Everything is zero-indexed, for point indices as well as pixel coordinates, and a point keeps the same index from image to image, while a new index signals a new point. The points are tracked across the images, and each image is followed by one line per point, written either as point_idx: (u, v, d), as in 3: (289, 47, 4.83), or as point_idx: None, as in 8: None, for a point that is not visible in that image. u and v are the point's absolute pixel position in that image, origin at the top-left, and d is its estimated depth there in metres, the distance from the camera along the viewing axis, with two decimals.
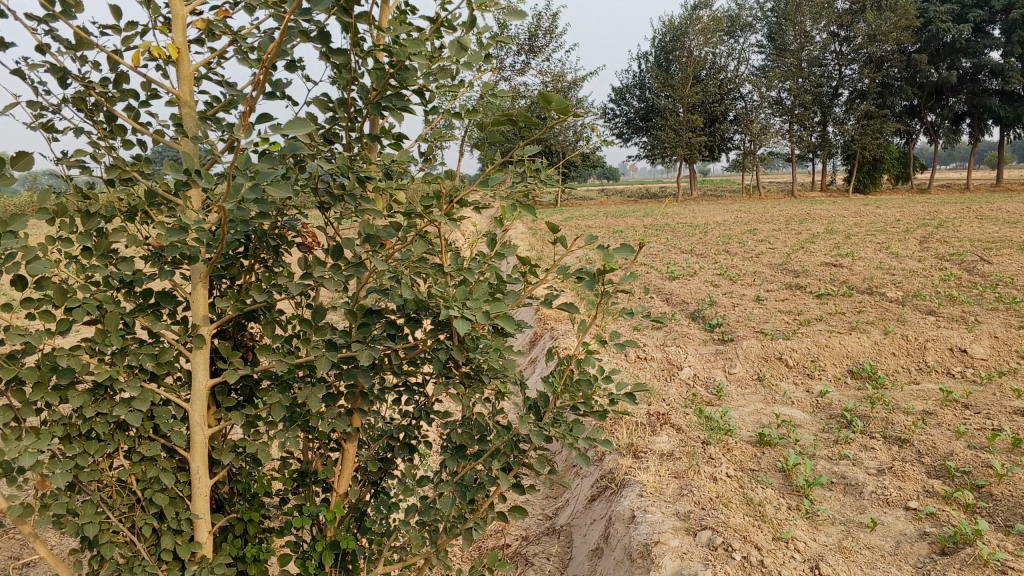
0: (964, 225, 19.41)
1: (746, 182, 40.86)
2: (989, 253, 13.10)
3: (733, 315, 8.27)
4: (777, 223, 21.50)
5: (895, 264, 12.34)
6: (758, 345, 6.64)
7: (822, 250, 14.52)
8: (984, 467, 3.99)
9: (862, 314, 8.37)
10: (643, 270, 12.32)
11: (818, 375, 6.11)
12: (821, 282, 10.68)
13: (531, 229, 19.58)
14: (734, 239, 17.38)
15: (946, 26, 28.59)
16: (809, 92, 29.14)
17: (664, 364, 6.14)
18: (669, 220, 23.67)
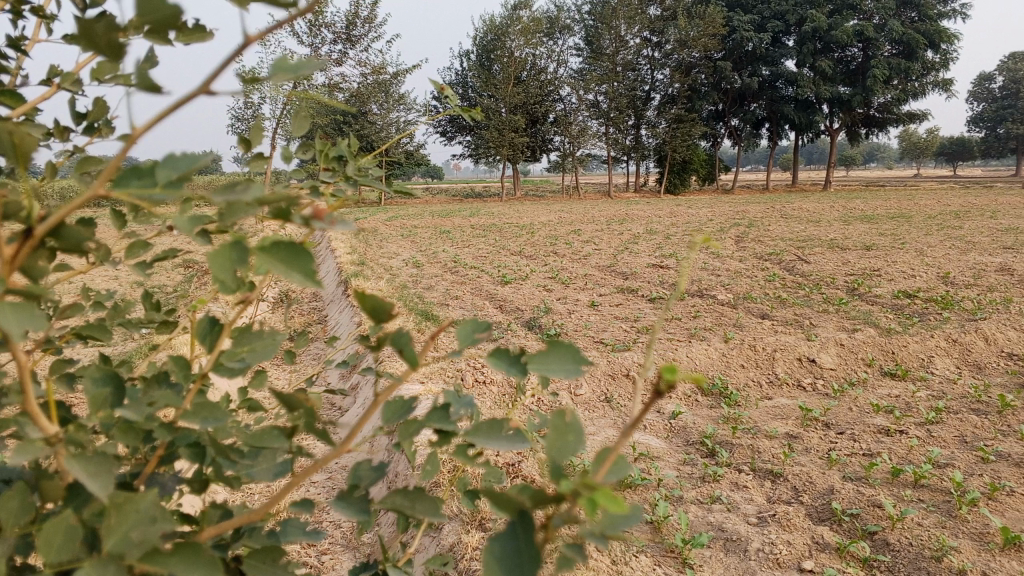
0: (772, 224, 20.14)
1: (566, 182, 41.48)
2: (803, 252, 13.40)
3: (571, 324, 7.72)
4: (600, 224, 21.50)
5: (720, 264, 12.32)
6: (604, 361, 5.79)
7: (648, 251, 14.42)
8: (873, 508, 3.42)
9: (700, 319, 7.92)
10: (472, 274, 11.58)
11: (668, 394, 5.39)
12: (653, 285, 10.32)
13: (350, 230, 18.49)
14: (561, 240, 17.05)
15: (747, 35, 29.91)
16: (624, 95, 29.59)
17: (503, 388, 5.19)
18: (494, 220, 23.34)
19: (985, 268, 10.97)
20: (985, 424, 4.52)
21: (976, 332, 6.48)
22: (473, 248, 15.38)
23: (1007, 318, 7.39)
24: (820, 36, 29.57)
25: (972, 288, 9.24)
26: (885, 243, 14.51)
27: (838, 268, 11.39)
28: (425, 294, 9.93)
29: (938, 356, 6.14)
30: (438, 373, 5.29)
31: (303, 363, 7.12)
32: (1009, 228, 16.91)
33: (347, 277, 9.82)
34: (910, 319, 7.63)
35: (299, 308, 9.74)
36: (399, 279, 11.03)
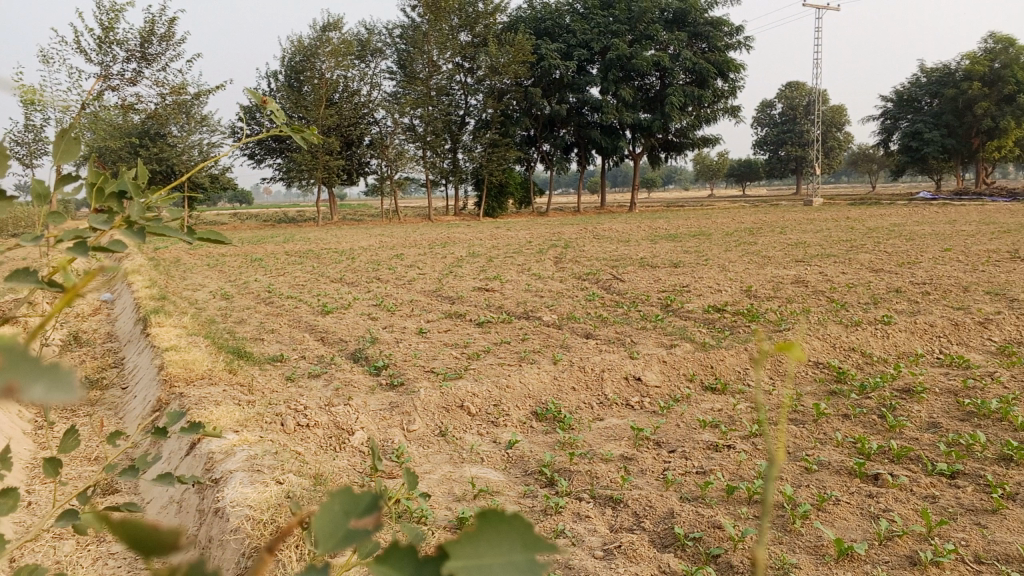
0: (587, 244, 20.80)
1: (384, 206, 41.07)
2: (618, 271, 13.84)
3: (398, 354, 7.43)
4: (421, 248, 21.33)
5: (541, 285, 12.45)
6: (435, 393, 5.45)
7: (471, 274, 14.38)
8: (714, 529, 3.38)
9: (527, 342, 7.85)
10: (289, 305, 11.00)
11: (503, 422, 5.14)
12: (479, 309, 10.22)
13: (153, 261, 17.19)
14: (383, 265, 16.70)
15: (556, 62, 30.88)
16: (440, 119, 29.69)
17: (328, 431, 4.82)
18: (311, 246, 22.57)
19: (782, 281, 11.76)
20: (804, 433, 4.65)
21: (785, 342, 6.78)
22: (289, 276, 14.69)
23: (808, 327, 7.86)
24: (623, 64, 31.08)
25: (774, 300, 9.84)
26: (691, 260, 15.30)
27: (652, 285, 11.83)
28: (238, 329, 9.28)
29: (753, 368, 6.32)
30: (254, 420, 4.84)
31: (100, 415, 6.37)
32: (797, 242, 18.39)
33: (148, 314, 8.99)
34: (724, 332, 7.95)
35: (93, 351, 8.80)
36: (209, 314, 10.27)
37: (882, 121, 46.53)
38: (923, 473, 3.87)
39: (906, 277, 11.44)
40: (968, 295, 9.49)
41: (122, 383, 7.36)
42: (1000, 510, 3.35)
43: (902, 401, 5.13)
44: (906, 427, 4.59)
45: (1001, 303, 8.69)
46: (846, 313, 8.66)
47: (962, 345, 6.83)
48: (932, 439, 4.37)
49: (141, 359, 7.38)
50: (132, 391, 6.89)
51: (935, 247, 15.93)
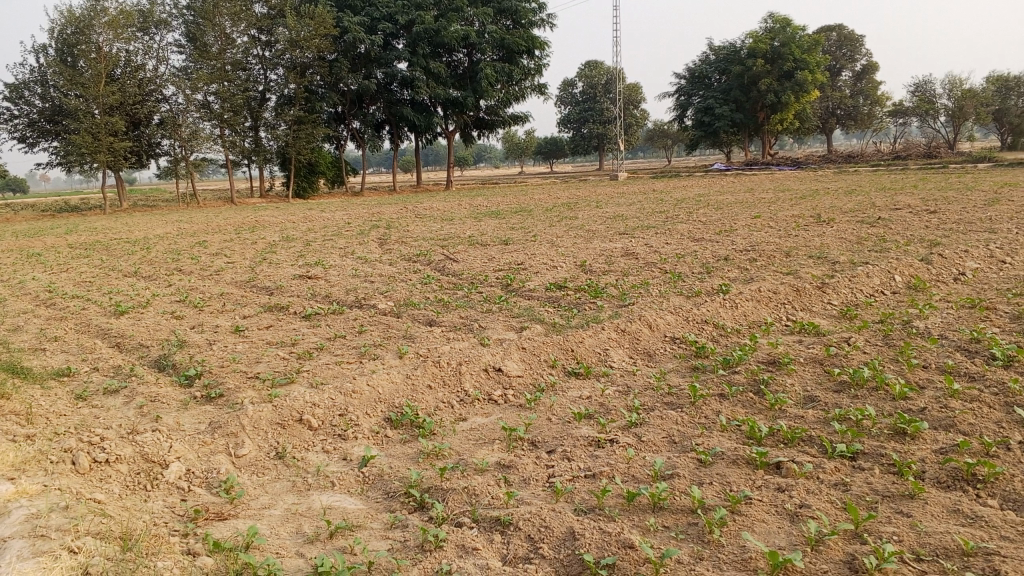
0: (408, 223, 20.06)
1: (181, 190, 38.09)
2: (448, 251, 13.25)
3: (216, 358, 6.47)
4: (227, 233, 19.70)
5: (367, 270, 11.61)
6: (268, 407, 4.63)
7: (287, 261, 13.27)
8: (628, 550, 2.87)
9: (364, 335, 7.08)
10: (76, 306, 9.54)
11: (352, 435, 4.43)
12: (302, 299, 9.29)
13: None
14: (185, 254, 15.14)
15: (360, 35, 29.42)
16: (238, 96, 27.58)
17: (136, 467, 3.92)
18: (100, 236, 20.30)
19: (612, 254, 11.64)
20: (686, 419, 4.29)
21: (640, 319, 6.46)
22: (74, 273, 12.92)
23: (654, 301, 7.63)
24: (430, 38, 30.12)
25: (611, 274, 9.64)
26: (519, 236, 14.95)
27: (485, 264, 11.33)
28: (12, 338, 7.88)
29: (613, 348, 5.90)
30: (35, 462, 3.83)
31: None
32: (615, 215, 18.57)
33: None
34: (571, 310, 7.56)
35: None
36: None
37: (679, 96, 48.73)
38: (823, 457, 3.60)
39: (730, 245, 11.67)
40: (792, 260, 9.71)
41: None
42: (919, 495, 3.10)
43: (772, 374, 4.93)
44: (787, 404, 4.36)
45: (826, 267, 8.91)
46: (685, 284, 8.56)
47: (806, 312, 6.86)
48: (818, 416, 4.14)
49: None
50: None
51: (746, 215, 16.55)
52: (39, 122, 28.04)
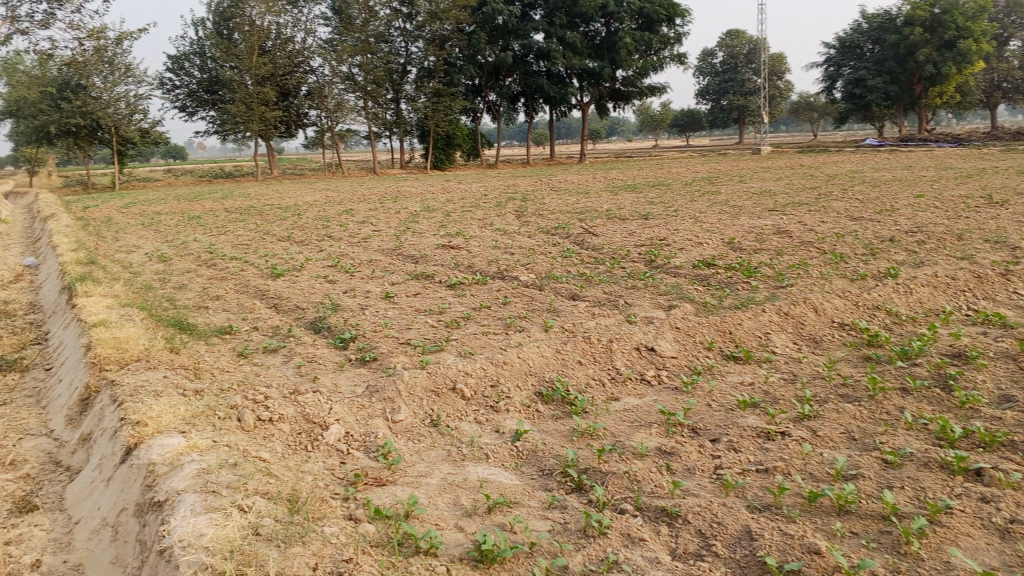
0: (545, 196, 19.95)
1: (326, 160, 39.55)
2: (587, 224, 13.04)
3: (367, 323, 6.58)
4: (370, 202, 20.23)
5: (508, 241, 11.57)
6: (421, 373, 4.61)
7: (428, 230, 13.45)
8: (814, 556, 2.63)
9: (509, 306, 7.02)
10: (235, 268, 10.01)
11: (504, 407, 4.35)
12: (446, 268, 9.37)
13: (81, 222, 15.87)
14: (332, 221, 15.64)
15: (499, 6, 29.29)
16: (380, 68, 28.17)
17: (297, 426, 3.98)
18: (252, 203, 21.32)
19: (761, 232, 11.08)
20: (864, 414, 3.94)
21: (803, 303, 6.06)
22: (232, 236, 13.59)
23: (813, 283, 7.17)
24: (568, 8, 29.59)
25: (762, 253, 9.17)
26: (660, 211, 14.53)
27: (627, 239, 11.06)
28: (180, 296, 8.37)
29: (774, 333, 5.56)
30: (204, 416, 3.95)
31: (17, 404, 5.39)
32: (760, 191, 17.77)
33: (74, 281, 7.87)
34: (724, 289, 7.22)
35: (10, 325, 7.68)
36: (145, 280, 9.25)
37: (827, 67, 45.99)
38: None
39: (891, 225, 10.88)
40: (965, 244, 8.92)
41: (45, 362, 6.36)
42: None
43: (960, 369, 4.48)
44: (980, 403, 3.94)
45: (1006, 252, 8.12)
46: (846, 266, 8.01)
47: (989, 301, 6.24)
48: (1020, 419, 3.71)
49: (66, 334, 6.47)
50: (56, 374, 5.88)
51: (905, 194, 15.43)
52: (198, 93, 29.66)
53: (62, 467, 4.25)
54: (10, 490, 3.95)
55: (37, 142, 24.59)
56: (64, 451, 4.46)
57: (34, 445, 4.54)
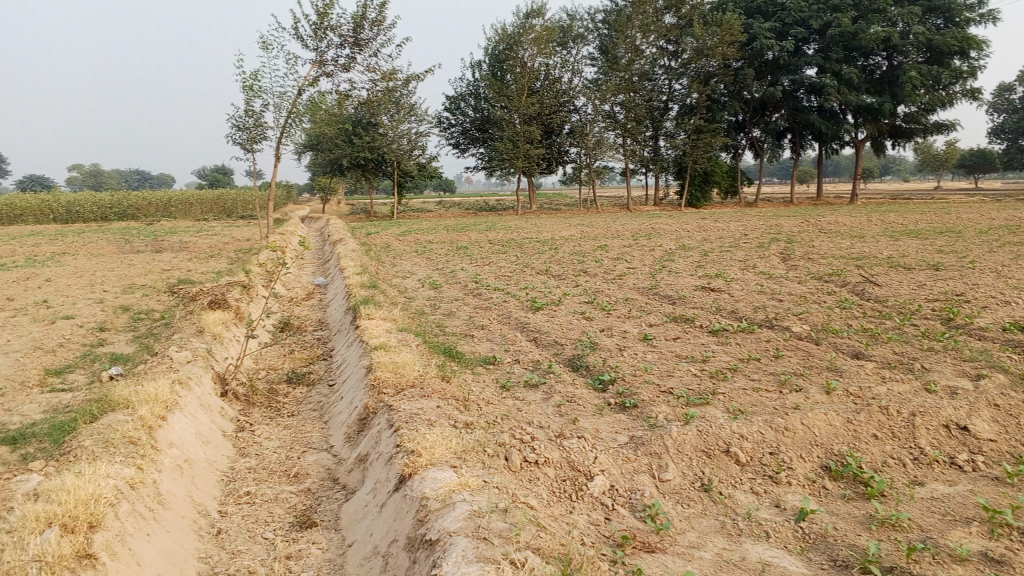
0: (812, 238, 18.75)
1: (582, 195, 40.41)
2: (865, 273, 12.00)
3: (629, 368, 6.44)
4: (626, 238, 20.23)
5: (774, 287, 10.94)
6: (692, 432, 4.37)
7: (688, 270, 13.11)
8: None
9: (781, 361, 6.54)
10: (498, 299, 10.35)
11: (785, 479, 4.03)
12: (708, 313, 9.00)
13: (363, 246, 17.39)
14: (589, 257, 15.79)
15: (769, 42, 28.17)
16: (642, 105, 28.21)
17: (562, 473, 3.87)
18: (512, 234, 22.17)
19: None
20: None
21: None
22: (494, 266, 14.16)
23: None
24: (846, 42, 27.75)
25: None
26: (951, 262, 13.03)
27: (914, 292, 9.98)
28: (447, 323, 8.79)
29: None
30: (475, 452, 3.94)
31: (304, 416, 5.90)
32: None
33: (358, 303, 8.49)
34: None
35: (301, 340, 8.43)
36: (417, 305, 9.84)
37: None
38: None
39: None
40: None
41: (329, 378, 6.84)
42: None
43: None
44: None
45: None
46: None
47: None
48: None
49: (349, 352, 7.02)
50: (338, 390, 6.30)
51: None
52: (470, 130, 31.55)
53: (341, 485, 4.49)
54: (294, 503, 4.29)
55: (332, 172, 27.76)
56: (342, 469, 4.72)
57: (316, 460, 4.91)
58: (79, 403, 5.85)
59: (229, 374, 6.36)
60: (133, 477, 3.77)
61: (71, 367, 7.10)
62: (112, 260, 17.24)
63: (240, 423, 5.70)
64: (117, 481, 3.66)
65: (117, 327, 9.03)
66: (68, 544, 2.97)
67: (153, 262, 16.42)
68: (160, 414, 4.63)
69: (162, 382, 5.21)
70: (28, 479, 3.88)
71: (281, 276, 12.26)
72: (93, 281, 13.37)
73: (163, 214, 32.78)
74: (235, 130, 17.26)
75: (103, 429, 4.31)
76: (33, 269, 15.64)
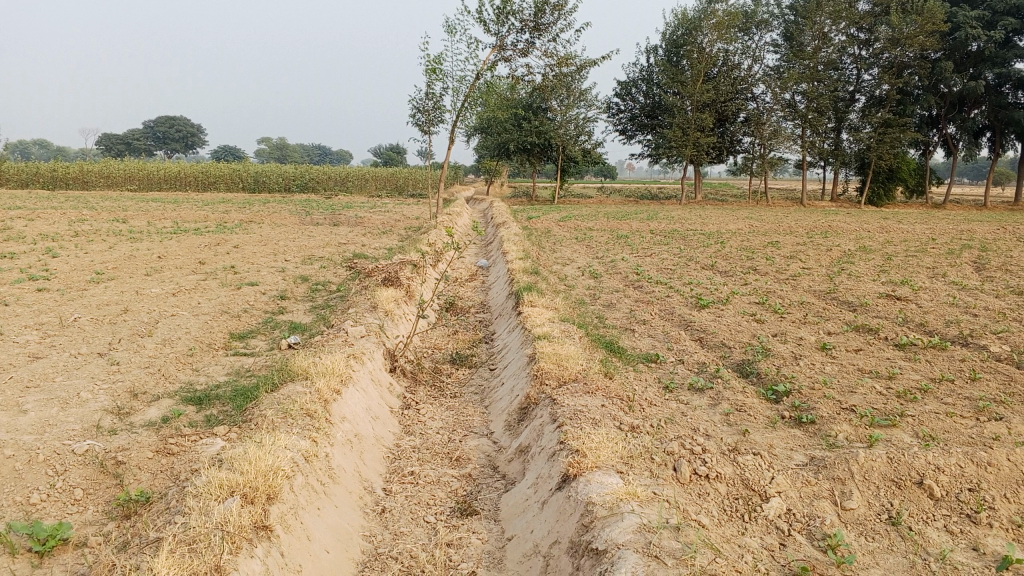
0: (1012, 247, 17.11)
1: (751, 187, 38.98)
2: None
3: (804, 379, 6.10)
4: (799, 236, 19.28)
5: (968, 299, 10.06)
6: (882, 458, 4.08)
7: (868, 274, 12.30)
8: None
9: (978, 386, 5.99)
10: (662, 292, 10.12)
11: (985, 520, 3.59)
12: (892, 324, 8.40)
13: (527, 230, 17.57)
14: (759, 253, 15.16)
15: (975, 31, 25.72)
16: (825, 96, 26.70)
17: (734, 490, 3.71)
18: (677, 225, 21.67)
19: None
20: None
21: None
22: (658, 258, 13.89)
23: None
24: None
25: None
26: None
27: None
28: (609, 315, 8.68)
29: None
30: (641, 459, 3.85)
31: (466, 399, 5.97)
32: None
33: (522, 288, 8.53)
34: None
35: (465, 321, 8.54)
36: (579, 294, 9.79)
37: None
38: None
39: None
40: None
41: (491, 362, 6.87)
42: None
43: None
44: None
45: None
46: None
47: None
48: None
49: (512, 338, 7.02)
50: (499, 375, 6.33)
51: None
52: (639, 117, 31.08)
53: (501, 474, 4.48)
54: (456, 488, 4.32)
55: (499, 155, 28.17)
56: (501, 458, 4.70)
57: (478, 445, 4.93)
58: (261, 368, 6.21)
59: (398, 351, 6.53)
60: (310, 449, 3.93)
61: (253, 332, 7.55)
62: (294, 230, 18.29)
63: (407, 400, 5.84)
64: (294, 453, 3.81)
65: (295, 296, 9.52)
66: (247, 514, 3.09)
67: (330, 235, 17.27)
68: (335, 388, 4.81)
69: (338, 356, 5.41)
70: (212, 442, 4.10)
71: (448, 255, 12.53)
72: (275, 250, 14.22)
73: (339, 188, 34.50)
74: (415, 112, 17.81)
75: (283, 399, 4.51)
76: (224, 234, 16.86)
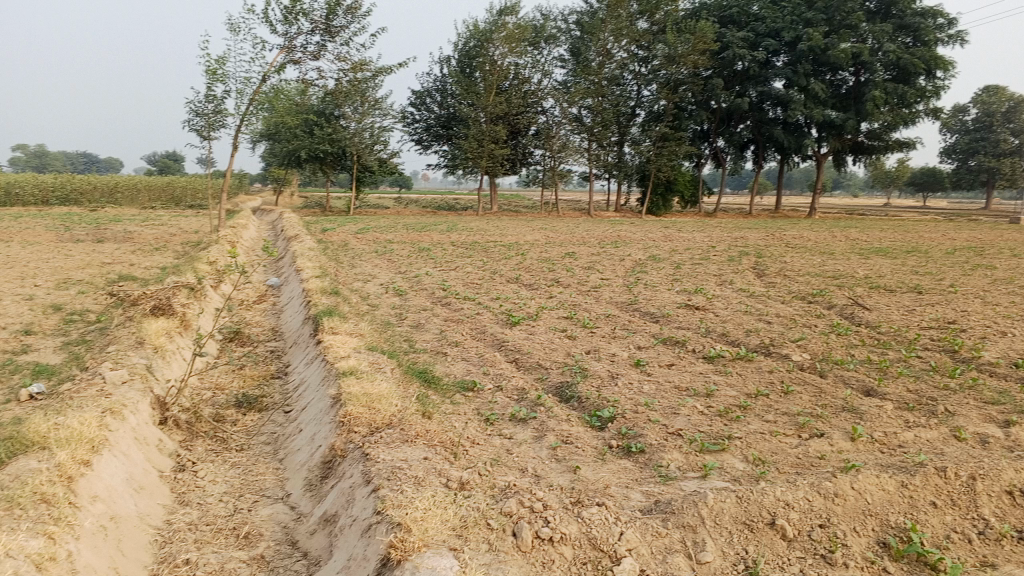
0: (782, 253, 18.33)
1: (544, 197, 39.89)
2: (849, 294, 11.52)
3: (627, 402, 5.79)
4: (594, 245, 19.66)
5: (760, 306, 10.40)
6: (731, 497, 3.74)
7: (664, 283, 12.55)
8: None
9: (792, 399, 5.96)
10: (470, 309, 9.64)
11: (841, 561, 3.34)
12: (697, 335, 8.42)
13: (321, 245, 16.55)
14: (558, 264, 15.16)
15: (740, 52, 27.65)
16: (610, 110, 27.65)
17: (581, 553, 3.22)
18: (475, 236, 21.46)
19: None
20: None
21: None
22: (461, 271, 13.46)
23: None
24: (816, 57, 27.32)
25: None
26: (932, 284, 12.60)
27: (907, 317, 9.51)
28: (416, 337, 8.05)
29: None
30: (474, 528, 3.26)
31: (256, 452, 5.10)
32: None
33: (318, 313, 7.68)
34: None
35: (252, 354, 7.56)
36: (383, 315, 9.08)
37: None
38: None
39: None
40: None
41: (284, 404, 6.00)
42: None
43: None
44: None
45: None
46: None
47: None
48: None
49: (308, 373, 6.20)
50: (295, 421, 5.50)
51: None
52: (434, 128, 30.79)
53: (302, 552, 3.72)
54: None
55: (288, 165, 26.71)
56: (303, 528, 3.93)
57: (272, 515, 4.12)
58: None
59: (171, 398, 5.52)
60: (41, 552, 2.98)
61: None
62: (49, 248, 16.05)
63: (182, 459, 4.88)
64: (18, 563, 2.85)
65: (45, 329, 8.06)
66: None
67: (93, 253, 15.31)
68: (83, 459, 3.81)
69: (91, 413, 4.38)
70: None
71: (233, 276, 11.35)
72: (24, 273, 12.27)
73: (107, 200, 31.31)
74: (192, 117, 16.28)
75: (7, 482, 3.47)
76: None
